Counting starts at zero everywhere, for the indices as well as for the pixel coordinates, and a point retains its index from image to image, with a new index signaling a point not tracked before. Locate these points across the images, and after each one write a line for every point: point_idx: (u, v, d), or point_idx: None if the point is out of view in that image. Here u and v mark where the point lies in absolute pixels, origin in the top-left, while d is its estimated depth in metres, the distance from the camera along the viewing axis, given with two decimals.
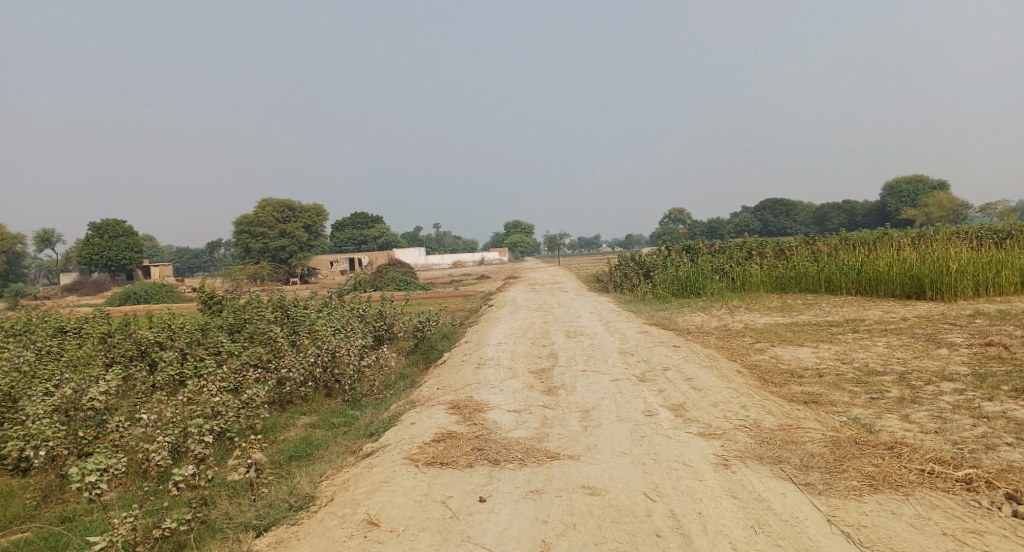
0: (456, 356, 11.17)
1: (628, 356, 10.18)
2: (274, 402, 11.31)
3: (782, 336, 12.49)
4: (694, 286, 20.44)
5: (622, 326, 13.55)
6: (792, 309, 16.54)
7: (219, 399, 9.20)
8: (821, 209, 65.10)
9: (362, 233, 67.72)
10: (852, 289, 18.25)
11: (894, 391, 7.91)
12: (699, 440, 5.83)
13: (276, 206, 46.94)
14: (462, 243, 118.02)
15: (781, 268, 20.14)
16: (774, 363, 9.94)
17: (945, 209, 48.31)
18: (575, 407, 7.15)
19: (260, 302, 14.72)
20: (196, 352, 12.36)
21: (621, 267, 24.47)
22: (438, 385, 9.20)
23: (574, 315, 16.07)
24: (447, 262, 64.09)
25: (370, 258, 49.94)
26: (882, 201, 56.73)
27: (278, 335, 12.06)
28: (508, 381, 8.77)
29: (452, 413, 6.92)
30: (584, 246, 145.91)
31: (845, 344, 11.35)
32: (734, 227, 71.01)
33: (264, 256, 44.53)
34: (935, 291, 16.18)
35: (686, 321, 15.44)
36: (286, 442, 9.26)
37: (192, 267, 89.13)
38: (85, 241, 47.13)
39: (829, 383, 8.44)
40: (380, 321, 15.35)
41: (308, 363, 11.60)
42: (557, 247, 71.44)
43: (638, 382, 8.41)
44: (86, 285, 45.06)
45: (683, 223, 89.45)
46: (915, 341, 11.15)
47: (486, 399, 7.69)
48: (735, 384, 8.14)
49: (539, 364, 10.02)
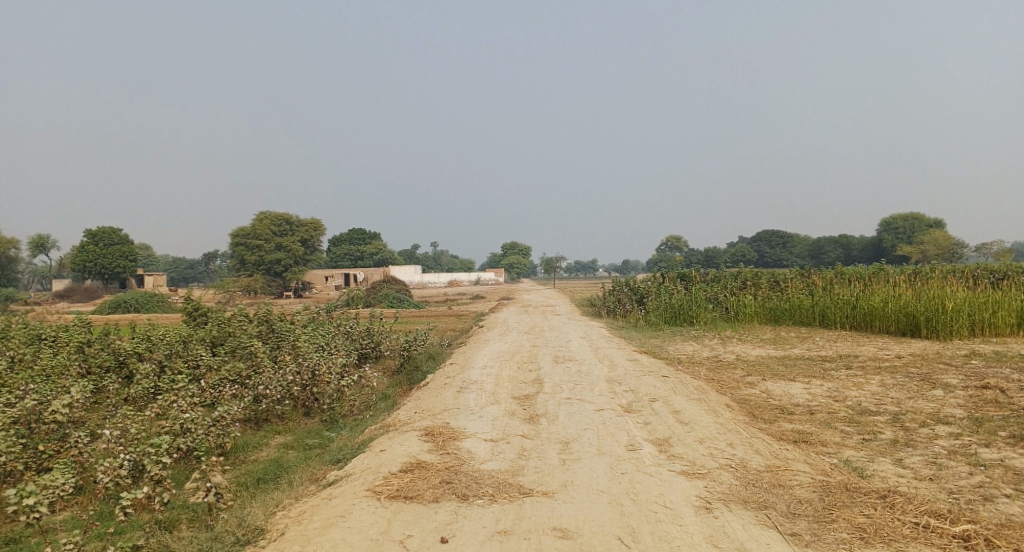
0: (439, 379, 10.86)
1: (614, 384, 9.87)
2: (249, 420, 10.97)
3: (774, 370, 12.22)
4: (688, 314, 20.21)
5: (612, 352, 13.26)
6: (785, 342, 16.29)
7: (188, 415, 8.87)
8: (818, 243, 65.17)
9: (359, 250, 67.46)
10: (846, 324, 18.02)
11: (888, 433, 7.61)
12: (682, 479, 5.53)
13: (274, 219, 46.77)
14: (459, 262, 117.92)
15: (776, 300, 19.91)
16: (764, 398, 9.65)
17: (940, 247, 48.38)
18: (555, 438, 6.84)
19: (244, 315, 14.39)
20: (174, 365, 12.01)
21: (615, 292, 24.24)
22: (417, 408, 8.88)
23: (564, 339, 15.78)
24: (443, 281, 63.83)
25: (365, 274, 49.65)
26: (879, 237, 56.79)
27: (258, 350, 11.71)
28: (489, 408, 8.45)
29: (425, 441, 6.60)
30: (580, 270, 145.96)
31: (838, 380, 11.08)
32: (729, 256, 71.03)
33: (259, 268, 44.25)
34: (930, 330, 15.95)
35: (677, 350, 15.15)
36: (255, 464, 8.90)
37: (187, 277, 88.65)
38: (79, 247, 46.78)
39: (820, 422, 8.14)
40: (366, 339, 15.04)
41: (286, 381, 11.24)
42: (553, 270, 70.91)
43: (624, 413, 8.10)
44: (78, 291, 44.63)
45: (680, 251, 89.48)
46: (910, 380, 10.88)
47: (464, 425, 7.37)
48: (723, 418, 7.83)
49: (523, 390, 9.71)
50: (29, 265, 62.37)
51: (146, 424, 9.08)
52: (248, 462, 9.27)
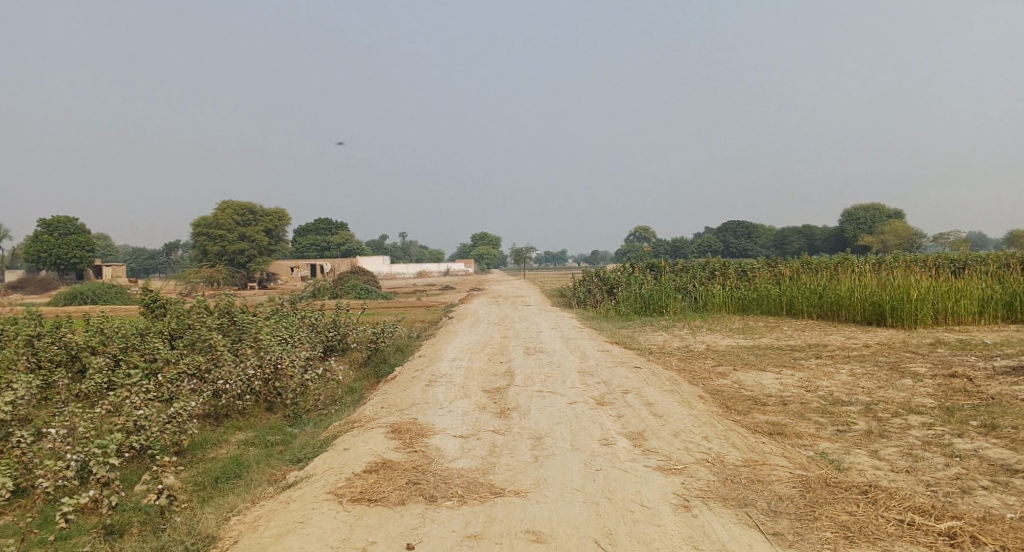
0: (407, 372, 10.57)
1: (586, 376, 9.69)
2: (207, 415, 10.55)
3: (745, 360, 12.15)
4: (657, 304, 20.15)
5: (583, 343, 13.10)
6: (754, 331, 16.30)
7: (142, 412, 8.48)
8: (782, 233, 66.02)
9: (325, 240, 66.50)
10: (813, 313, 18.11)
11: (861, 423, 7.54)
12: (659, 476, 5.35)
13: (238, 208, 45.81)
14: (426, 253, 117.07)
15: (744, 290, 19.95)
16: (736, 388, 9.55)
17: (900, 237, 49.23)
18: (526, 433, 6.62)
19: (205, 307, 13.90)
20: (130, 359, 11.54)
21: (584, 282, 24.12)
22: (383, 403, 8.59)
23: (534, 330, 15.57)
24: (411, 272, 63.23)
25: (331, 264, 48.91)
26: (841, 227, 57.63)
27: (218, 343, 11.30)
28: (459, 402, 8.20)
29: (391, 438, 6.33)
30: (548, 261, 146.25)
31: (809, 370, 11.04)
32: (696, 246, 71.61)
33: (222, 259, 43.31)
34: (896, 318, 16.08)
35: (647, 341, 15.04)
36: (213, 464, 8.53)
37: (148, 269, 86.60)
38: (34, 237, 45.32)
39: (793, 413, 8.05)
40: (331, 331, 14.66)
41: (246, 375, 10.83)
42: (521, 260, 70.68)
43: (596, 406, 7.92)
44: (34, 283, 43.20)
45: (647, 241, 89.88)
46: (879, 369, 10.89)
47: (432, 421, 7.12)
48: (697, 411, 7.69)
49: (493, 382, 9.47)
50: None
51: (96, 423, 8.66)
52: (206, 460, 8.90)
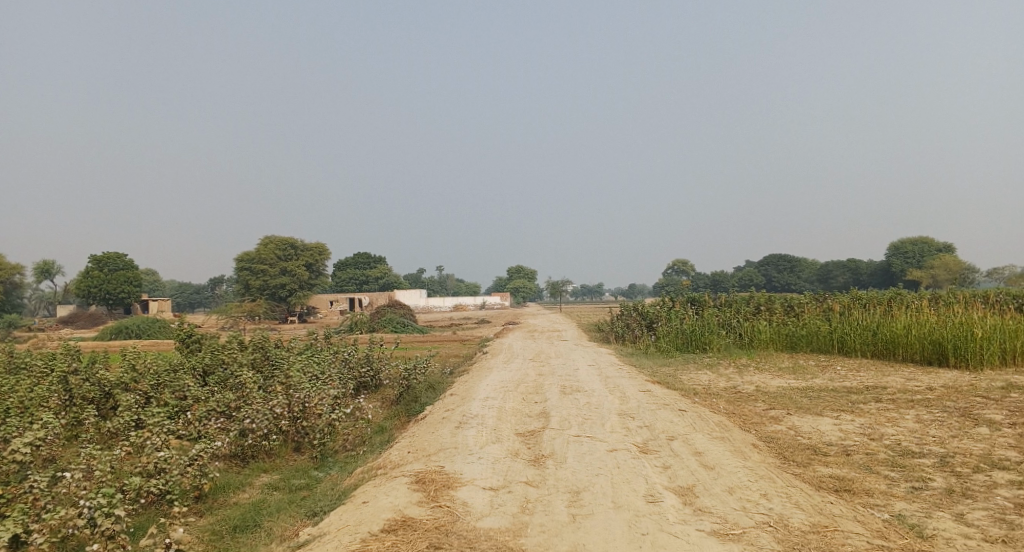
0: (437, 412, 10.03)
1: (627, 420, 9.04)
2: (233, 456, 10.11)
3: (798, 402, 11.34)
4: (700, 340, 19.37)
5: (623, 382, 12.42)
6: (805, 371, 15.45)
7: (162, 454, 8.12)
8: (827, 268, 64.43)
9: (364, 273, 66.86)
10: (867, 351, 17.15)
11: (938, 479, 6.77)
12: (715, 543, 4.79)
13: (280, 243, 46.25)
14: (464, 286, 117.43)
15: (791, 326, 19.05)
16: (792, 436, 8.79)
17: (952, 271, 47.48)
18: (563, 487, 6.02)
19: (238, 342, 13.59)
20: (160, 397, 11.23)
21: (623, 316, 23.45)
22: (411, 447, 8.07)
23: (571, 367, 14.93)
24: (449, 305, 63.15)
25: (369, 298, 48.92)
26: (888, 261, 55.90)
27: (247, 380, 10.92)
28: (491, 447, 7.63)
29: (414, 491, 5.80)
30: (587, 295, 145.21)
31: (870, 415, 10.21)
32: (737, 280, 70.24)
33: (263, 293, 43.66)
34: (958, 358, 15.07)
35: (692, 380, 14.29)
36: (232, 511, 8.07)
37: (193, 302, 88.22)
38: (84, 271, 46.34)
39: (858, 466, 7.29)
40: (364, 367, 14.28)
41: (274, 414, 10.38)
42: (559, 294, 70.05)
43: (640, 455, 7.27)
44: (84, 316, 43.89)
45: (687, 275, 88.33)
46: (949, 415, 10.00)
47: (461, 470, 6.56)
48: (752, 462, 7.00)
49: (527, 426, 8.87)
50: (35, 290, 61.95)
51: (117, 465, 8.31)
52: (226, 506, 8.43)
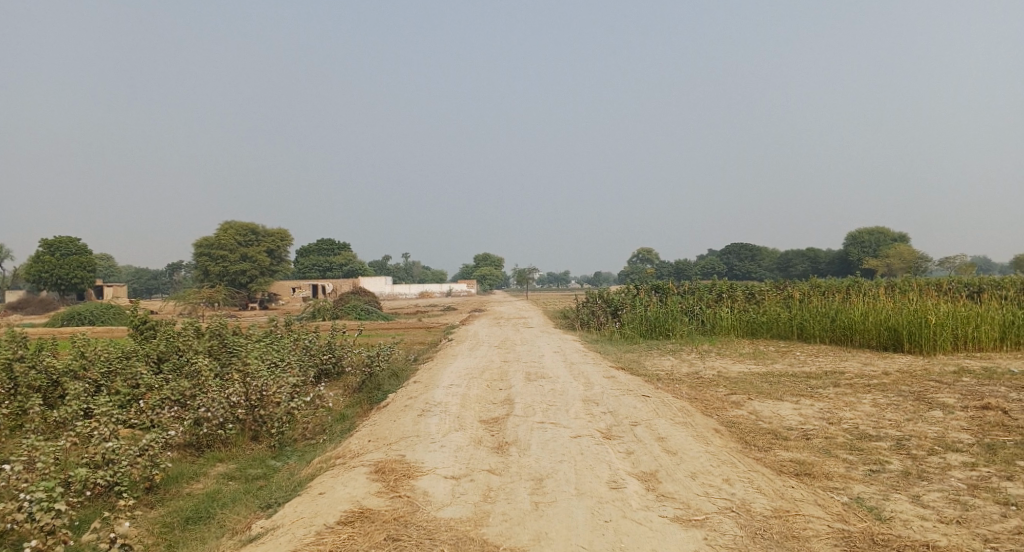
0: (399, 400, 9.85)
1: (591, 406, 8.99)
2: (187, 445, 9.83)
3: (759, 388, 11.43)
4: (663, 327, 19.49)
5: (587, 369, 12.40)
6: (765, 357, 15.63)
7: (110, 444, 7.85)
8: (786, 256, 65.54)
9: (327, 260, 66.04)
10: (825, 337, 17.42)
11: (895, 462, 6.84)
12: (678, 529, 4.78)
13: (240, 229, 45.33)
14: (429, 274, 116.90)
15: (752, 313, 19.26)
16: (753, 421, 8.84)
17: (906, 260, 48.66)
18: (526, 474, 5.93)
19: (194, 328, 13.23)
20: (111, 385, 10.86)
21: (587, 303, 23.48)
22: (371, 436, 7.90)
23: (535, 354, 14.87)
24: (413, 292, 62.74)
25: (332, 285, 48.31)
26: (845, 250, 57.02)
27: (203, 367, 10.61)
28: (453, 435, 7.50)
29: (373, 481, 5.66)
30: (551, 282, 145.66)
31: (829, 400, 10.32)
32: (699, 269, 71.03)
33: (223, 279, 42.82)
34: (913, 344, 15.38)
35: (655, 366, 14.35)
36: (184, 502, 7.84)
37: (150, 289, 86.31)
38: (35, 257, 44.88)
39: (818, 450, 7.34)
40: (325, 354, 14.04)
41: (230, 402, 10.10)
42: (524, 282, 69.99)
43: (603, 441, 7.22)
44: (35, 303, 42.57)
45: (651, 264, 89.05)
46: (905, 400, 10.15)
47: (421, 458, 6.43)
48: (715, 447, 7.00)
49: (491, 413, 8.77)
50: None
51: (62, 456, 8.01)
52: (179, 497, 8.18)
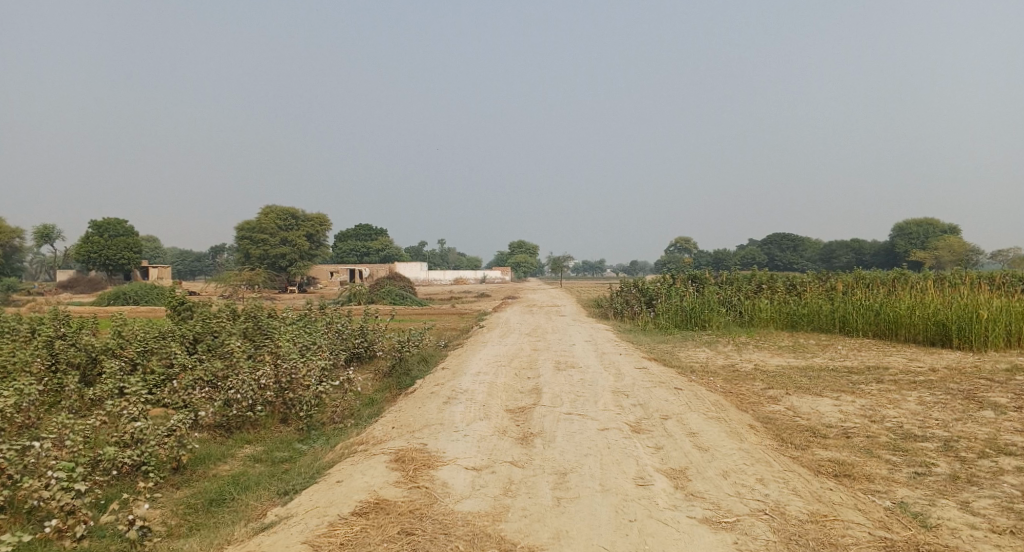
0: (427, 387, 9.72)
1: (621, 397, 8.75)
2: (217, 426, 9.82)
3: (798, 382, 11.04)
4: (700, 317, 19.07)
5: (620, 359, 12.14)
6: (806, 350, 15.16)
7: (138, 424, 7.84)
8: (830, 247, 64.05)
9: (365, 245, 66.52)
10: (869, 331, 16.85)
11: (942, 465, 6.48)
12: (706, 532, 4.56)
13: (280, 213, 45.80)
14: (466, 260, 117.07)
15: (793, 305, 18.72)
16: (790, 417, 8.49)
17: (955, 253, 47.10)
18: (549, 467, 5.73)
19: (229, 310, 13.28)
20: (147, 364, 10.93)
21: (622, 292, 23.12)
22: (395, 422, 7.78)
23: (567, 343, 14.63)
24: (449, 278, 62.91)
25: (369, 269, 48.63)
26: (892, 242, 55.40)
27: (235, 349, 10.61)
28: (477, 424, 7.33)
29: (392, 470, 5.54)
30: (588, 270, 144.82)
31: (872, 397, 9.90)
32: (739, 259, 69.84)
33: (263, 263, 43.41)
34: (963, 340, 14.75)
35: (690, 357, 14.02)
36: (209, 484, 7.81)
37: (194, 271, 88.13)
38: (84, 238, 45.97)
39: (859, 449, 6.99)
40: (357, 339, 14.01)
41: (259, 384, 10.04)
42: (560, 270, 69.45)
43: (632, 434, 6.98)
44: (84, 283, 43.65)
45: (689, 254, 87.80)
46: (953, 398, 9.68)
47: (443, 447, 6.28)
48: (749, 444, 6.71)
49: (518, 402, 8.58)
50: (36, 255, 61.58)
51: (93, 434, 8.04)
52: (205, 478, 8.14)
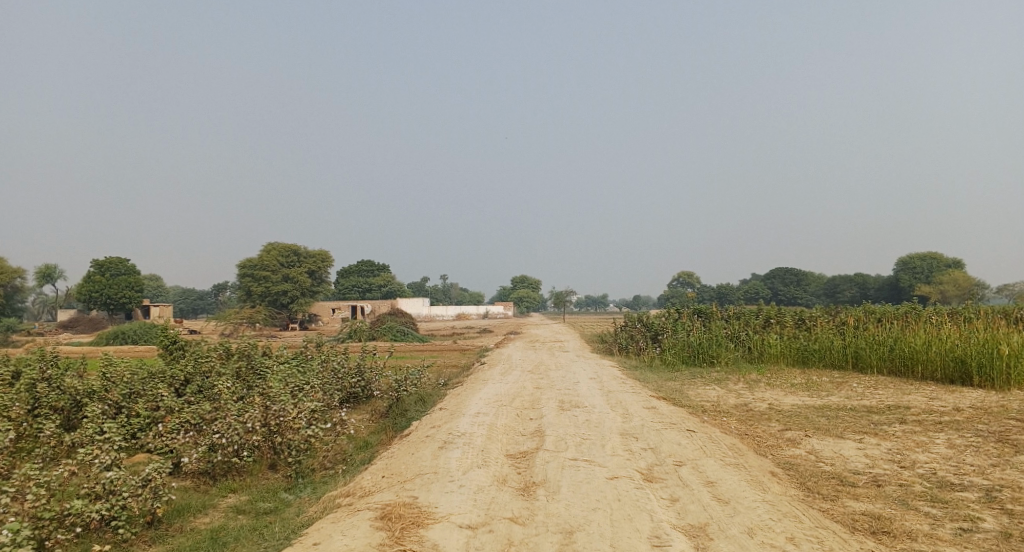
0: (422, 430, 9.09)
1: (629, 441, 8.14)
2: (201, 473, 9.16)
3: (816, 423, 10.41)
4: (708, 354, 18.48)
5: (626, 398, 11.53)
6: (819, 387, 14.56)
7: (110, 474, 7.24)
8: (834, 282, 63.60)
9: (367, 281, 66.08)
10: (883, 368, 16.23)
11: (989, 518, 5.86)
12: None
13: (282, 249, 45.47)
14: (469, 295, 116.55)
15: (803, 340, 18.11)
16: (813, 462, 7.86)
17: (960, 287, 46.60)
18: (553, 525, 5.13)
19: (222, 349, 12.71)
20: (131, 406, 10.35)
21: (626, 327, 22.54)
22: (387, 470, 7.17)
23: (571, 381, 14.01)
24: (451, 315, 62.32)
25: (370, 306, 48.15)
26: (896, 276, 54.84)
27: (223, 390, 10.01)
28: (475, 473, 6.72)
29: (377, 529, 4.98)
30: (591, 305, 144.16)
31: (897, 439, 9.26)
32: (742, 293, 69.21)
33: (265, 299, 42.98)
34: (983, 377, 14.13)
35: (699, 396, 13.42)
36: (184, 540, 7.16)
37: (196, 308, 87.74)
38: (87, 277, 45.65)
39: (894, 500, 6.38)
40: (353, 378, 13.44)
41: (245, 428, 9.38)
42: (562, 305, 68.68)
43: (643, 483, 6.38)
44: (84, 322, 43.08)
45: (691, 287, 87.46)
46: (985, 441, 9.04)
47: (436, 501, 5.70)
48: (773, 495, 6.11)
49: (520, 446, 7.98)
50: (37, 294, 61.36)
51: (61, 485, 7.47)
52: (182, 533, 7.49)
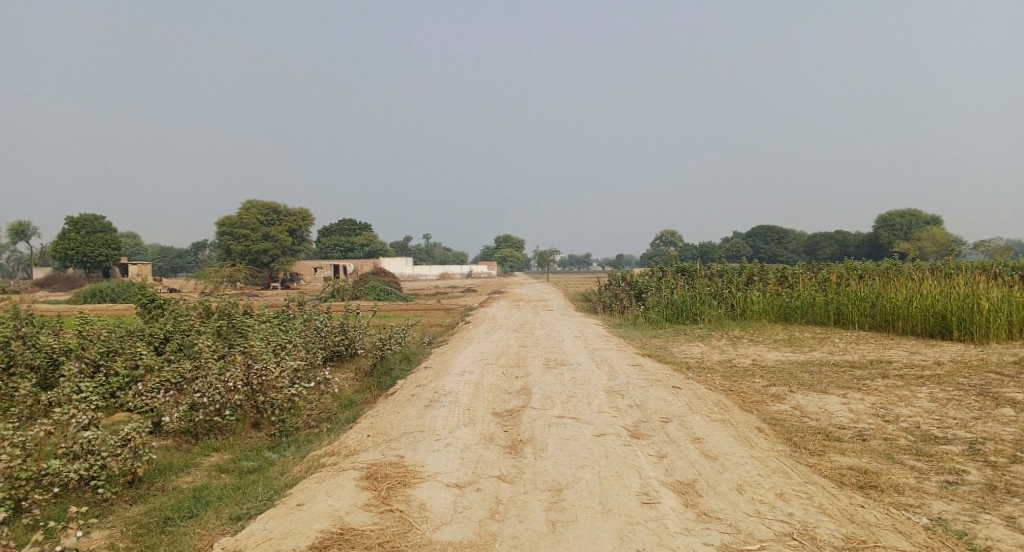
0: (407, 389, 9.00)
1: (616, 398, 8.10)
2: (183, 432, 9.03)
3: (800, 379, 10.44)
4: (691, 311, 18.52)
5: (612, 355, 11.51)
6: (802, 343, 14.64)
7: (88, 434, 7.08)
8: (814, 239, 63.99)
9: (349, 240, 65.56)
10: (865, 323, 16.34)
11: (974, 471, 5.89)
12: None
13: (262, 208, 44.83)
14: (452, 254, 116.16)
15: (786, 296, 18.17)
16: (798, 418, 7.87)
17: (938, 243, 47.08)
18: (541, 483, 5.07)
19: (202, 307, 12.48)
20: (110, 365, 10.14)
21: (610, 285, 22.52)
22: (373, 429, 7.07)
23: (555, 339, 13.98)
24: (435, 274, 62.06)
25: (352, 265, 47.81)
26: (876, 233, 55.23)
27: (204, 349, 9.82)
28: (461, 431, 6.64)
29: (363, 489, 4.90)
30: (573, 264, 144.32)
31: (881, 394, 9.31)
32: (724, 251, 69.51)
33: (245, 258, 42.46)
34: (963, 331, 14.27)
35: (683, 352, 13.44)
36: (166, 500, 7.06)
37: (175, 267, 86.75)
38: (61, 234, 44.68)
39: (879, 454, 6.39)
40: (337, 337, 13.29)
41: (227, 387, 9.22)
42: (545, 264, 68.59)
43: (630, 440, 6.33)
44: (61, 280, 42.40)
45: (674, 246, 87.70)
46: (967, 394, 9.11)
47: (423, 459, 5.62)
48: (760, 451, 6.09)
49: (506, 404, 7.91)
50: (12, 252, 60.26)
51: (39, 445, 7.31)
52: (164, 492, 7.38)
